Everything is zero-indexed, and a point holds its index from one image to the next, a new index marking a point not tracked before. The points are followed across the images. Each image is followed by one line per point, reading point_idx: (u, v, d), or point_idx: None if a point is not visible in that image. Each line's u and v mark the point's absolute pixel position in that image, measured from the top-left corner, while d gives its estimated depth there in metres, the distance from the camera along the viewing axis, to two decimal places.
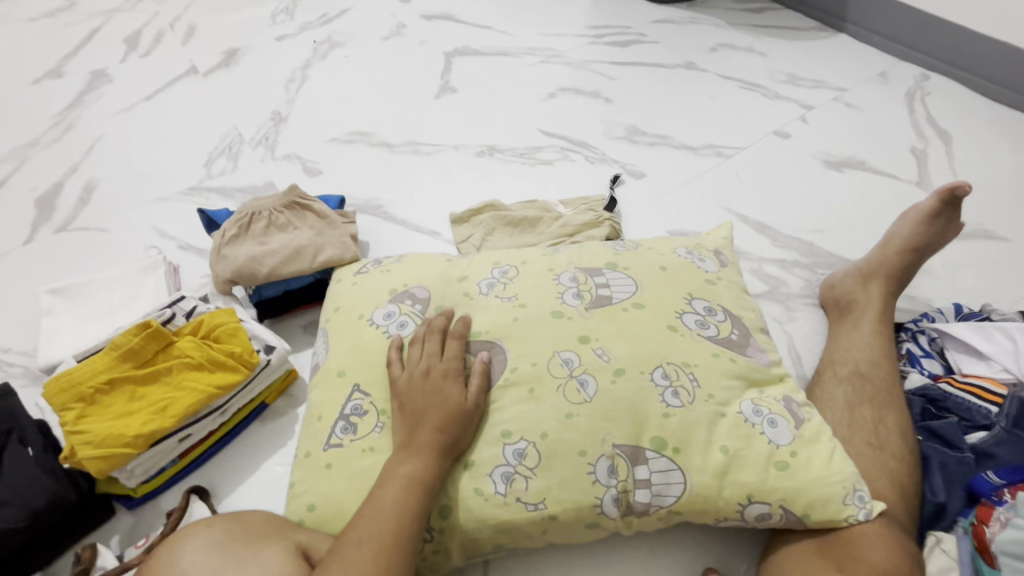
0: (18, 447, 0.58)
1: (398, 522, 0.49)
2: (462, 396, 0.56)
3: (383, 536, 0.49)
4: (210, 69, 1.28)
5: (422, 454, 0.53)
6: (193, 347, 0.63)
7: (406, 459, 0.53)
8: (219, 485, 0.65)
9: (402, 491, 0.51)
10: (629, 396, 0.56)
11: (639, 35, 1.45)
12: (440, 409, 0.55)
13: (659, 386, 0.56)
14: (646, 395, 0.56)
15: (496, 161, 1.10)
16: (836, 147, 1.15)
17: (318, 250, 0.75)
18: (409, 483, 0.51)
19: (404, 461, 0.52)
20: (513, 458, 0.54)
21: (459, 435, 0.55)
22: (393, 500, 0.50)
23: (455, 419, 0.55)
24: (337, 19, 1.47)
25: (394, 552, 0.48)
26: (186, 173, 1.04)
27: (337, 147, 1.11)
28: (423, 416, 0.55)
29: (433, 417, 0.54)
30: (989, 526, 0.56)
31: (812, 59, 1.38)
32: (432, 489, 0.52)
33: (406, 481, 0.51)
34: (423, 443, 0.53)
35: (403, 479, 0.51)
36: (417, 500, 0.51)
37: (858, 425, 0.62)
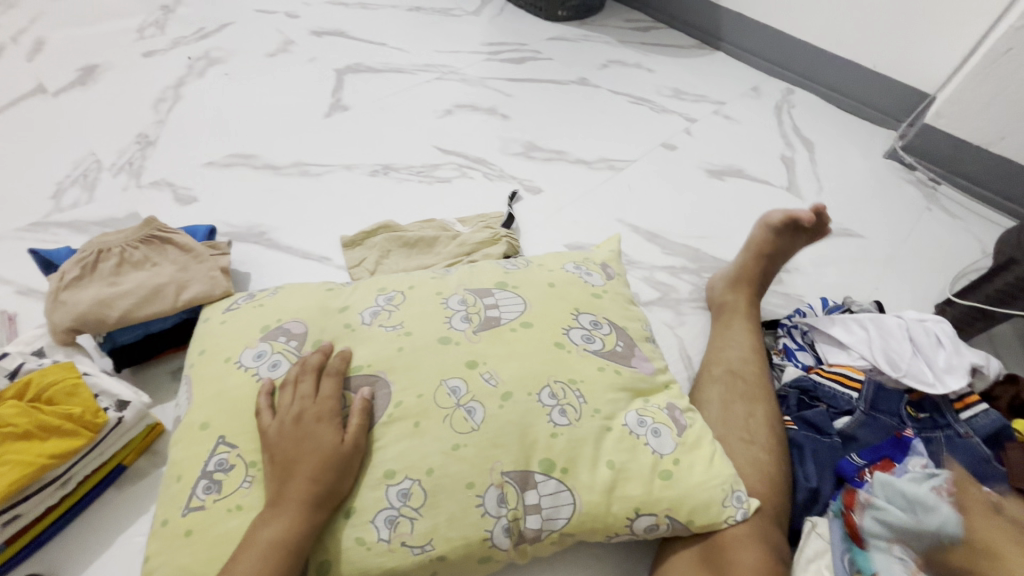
0: None
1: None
2: (338, 442, 0.52)
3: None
4: (62, 88, 1.15)
5: (290, 514, 0.48)
6: (17, 412, 0.53)
7: (271, 521, 0.48)
8: (62, 569, 0.56)
9: (266, 559, 0.46)
10: (516, 418, 0.55)
11: (533, 53, 1.49)
12: (311, 459, 0.50)
13: (545, 405, 0.56)
14: (533, 417, 0.55)
15: (391, 181, 1.07)
16: (716, 157, 1.23)
17: (182, 287, 0.68)
18: (274, 548, 0.47)
19: (268, 525, 0.48)
20: (396, 499, 0.51)
21: (334, 485, 0.50)
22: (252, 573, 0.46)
23: (329, 469, 0.50)
24: (216, 34, 1.37)
25: None
26: (28, 207, 0.91)
27: (215, 171, 1.02)
28: (292, 469, 0.50)
29: (303, 470, 0.50)
30: (853, 512, 0.58)
31: (693, 75, 1.48)
32: (301, 551, 0.48)
33: (270, 547, 0.47)
34: (291, 501, 0.49)
35: (266, 546, 0.47)
36: (283, 567, 0.47)
37: (732, 423, 0.65)
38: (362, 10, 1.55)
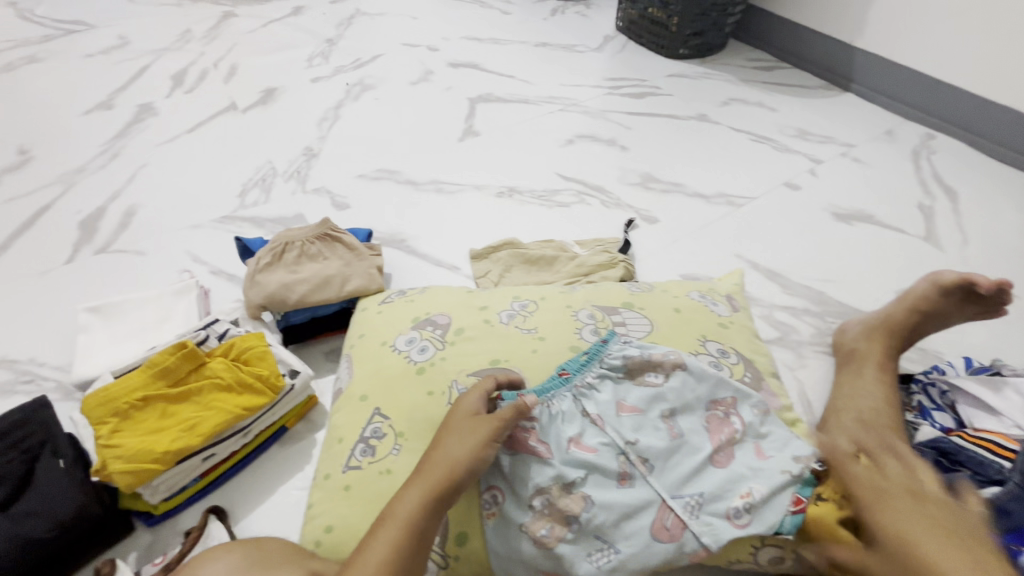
0: (51, 457, 0.59)
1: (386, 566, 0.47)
2: (472, 431, 0.54)
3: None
4: (249, 106, 1.37)
5: (419, 492, 0.50)
6: (224, 368, 0.65)
7: (403, 496, 0.50)
8: (236, 507, 0.66)
9: (395, 532, 0.48)
10: (642, 436, 0.57)
11: (653, 88, 1.53)
12: (445, 443, 0.53)
13: (670, 430, 0.58)
14: (658, 437, 0.57)
15: (515, 203, 1.15)
16: (844, 201, 1.19)
17: (346, 280, 0.79)
18: (402, 521, 0.49)
19: (401, 498, 0.50)
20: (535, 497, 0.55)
21: (461, 471, 0.52)
22: (383, 543, 0.48)
23: (459, 454, 0.52)
24: (369, 64, 1.56)
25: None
26: (221, 203, 1.08)
27: (365, 183, 1.16)
28: (430, 451, 0.53)
29: (439, 452, 0.53)
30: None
31: (820, 116, 1.44)
32: (426, 531, 0.50)
33: (398, 520, 0.49)
34: (424, 478, 0.51)
35: (397, 517, 0.49)
36: (410, 541, 0.48)
37: None
38: (493, 45, 1.69)
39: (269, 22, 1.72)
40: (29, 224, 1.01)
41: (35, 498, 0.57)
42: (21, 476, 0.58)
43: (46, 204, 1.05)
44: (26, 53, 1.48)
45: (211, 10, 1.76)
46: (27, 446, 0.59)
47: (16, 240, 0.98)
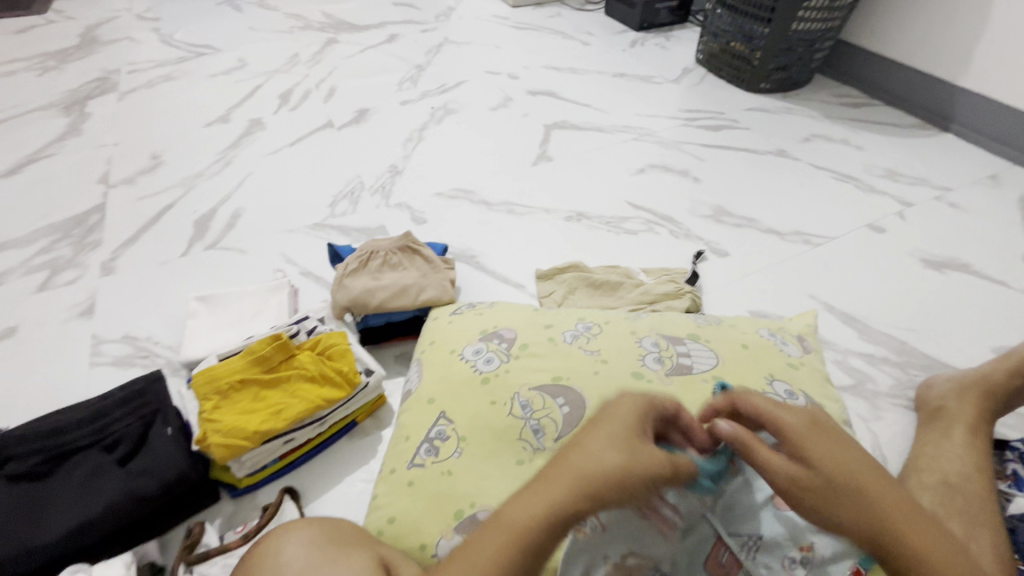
0: (161, 425, 0.67)
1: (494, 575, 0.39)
2: (626, 450, 0.44)
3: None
4: (343, 124, 1.49)
5: (548, 501, 0.41)
6: (310, 361, 0.72)
7: (526, 496, 0.42)
8: (307, 490, 0.71)
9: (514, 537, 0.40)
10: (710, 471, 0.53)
11: (731, 121, 1.52)
12: (591, 455, 0.43)
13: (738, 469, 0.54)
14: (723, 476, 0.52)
15: (583, 227, 1.17)
16: (936, 247, 1.12)
17: (421, 290, 0.85)
18: (521, 528, 0.41)
19: (526, 501, 0.42)
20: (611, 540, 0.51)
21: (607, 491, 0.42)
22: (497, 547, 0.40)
23: (609, 472, 0.42)
24: (453, 89, 1.66)
25: None
26: (314, 211, 1.19)
27: (442, 201, 1.23)
28: (566, 457, 0.44)
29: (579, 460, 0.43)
30: None
31: (911, 157, 1.37)
32: (546, 544, 0.41)
33: (522, 527, 0.41)
34: (556, 487, 0.42)
35: (517, 523, 0.41)
36: (526, 558, 0.40)
37: None
38: (572, 74, 1.74)
39: (366, 48, 1.88)
40: (153, 219, 1.15)
41: (146, 458, 0.64)
42: (136, 439, 0.66)
43: (170, 202, 1.20)
44: (163, 71, 1.70)
45: (317, 37, 1.94)
46: (143, 412, 0.68)
47: (144, 232, 1.12)
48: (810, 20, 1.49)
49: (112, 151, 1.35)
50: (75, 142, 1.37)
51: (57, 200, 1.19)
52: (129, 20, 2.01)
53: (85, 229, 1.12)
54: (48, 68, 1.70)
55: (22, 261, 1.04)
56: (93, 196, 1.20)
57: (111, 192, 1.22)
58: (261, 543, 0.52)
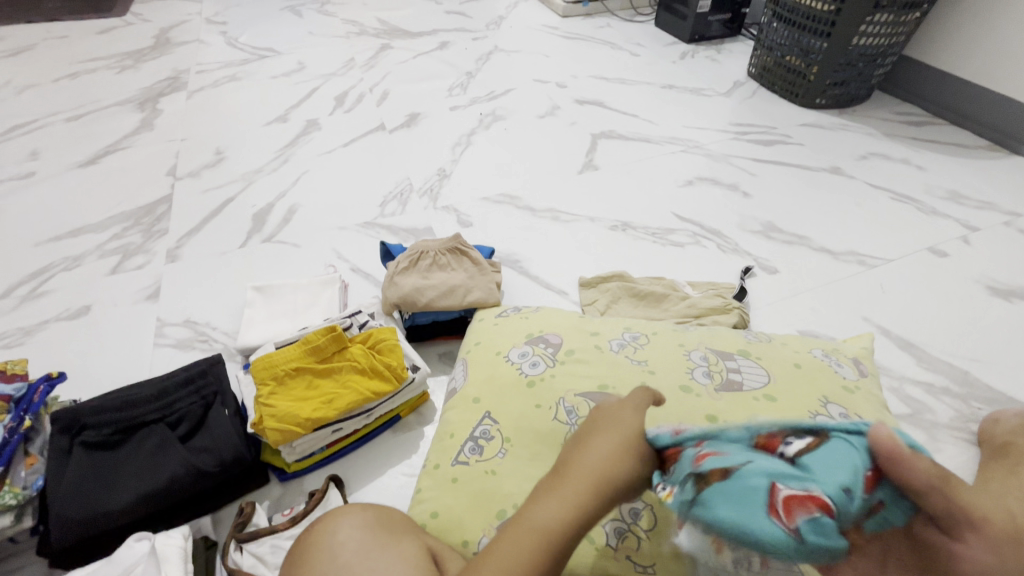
0: (220, 406, 0.70)
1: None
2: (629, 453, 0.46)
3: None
4: (395, 127, 1.53)
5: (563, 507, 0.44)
6: (361, 354, 0.74)
7: (542, 504, 0.44)
8: (351, 479, 0.73)
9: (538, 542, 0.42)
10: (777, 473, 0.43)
11: (783, 136, 1.49)
12: (596, 456, 0.46)
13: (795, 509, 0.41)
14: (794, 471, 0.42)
15: (628, 237, 1.17)
16: (1003, 275, 1.06)
17: (468, 291, 0.86)
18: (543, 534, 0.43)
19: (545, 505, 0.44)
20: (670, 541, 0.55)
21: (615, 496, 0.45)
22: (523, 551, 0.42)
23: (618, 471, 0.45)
24: (502, 97, 1.69)
25: None
26: (364, 209, 1.23)
27: (488, 206, 1.25)
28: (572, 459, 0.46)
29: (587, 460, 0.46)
30: None
31: (978, 179, 1.31)
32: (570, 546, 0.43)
33: (544, 531, 0.43)
34: (569, 488, 0.44)
35: (541, 528, 0.43)
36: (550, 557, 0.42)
37: None
38: (620, 84, 1.75)
39: (419, 54, 1.93)
40: (215, 211, 1.21)
41: (206, 436, 0.67)
42: (197, 418, 0.69)
43: (231, 196, 1.26)
44: (229, 72, 1.79)
45: (372, 42, 2.00)
46: (205, 393, 0.71)
47: (207, 223, 1.18)
48: (872, 36, 1.44)
49: (179, 146, 1.43)
50: (148, 136, 1.46)
51: (130, 189, 1.27)
52: (199, 24, 2.13)
53: (154, 217, 1.19)
54: (126, 67, 1.81)
55: (96, 245, 1.11)
56: (161, 187, 1.28)
57: (178, 184, 1.29)
58: (320, 523, 0.54)
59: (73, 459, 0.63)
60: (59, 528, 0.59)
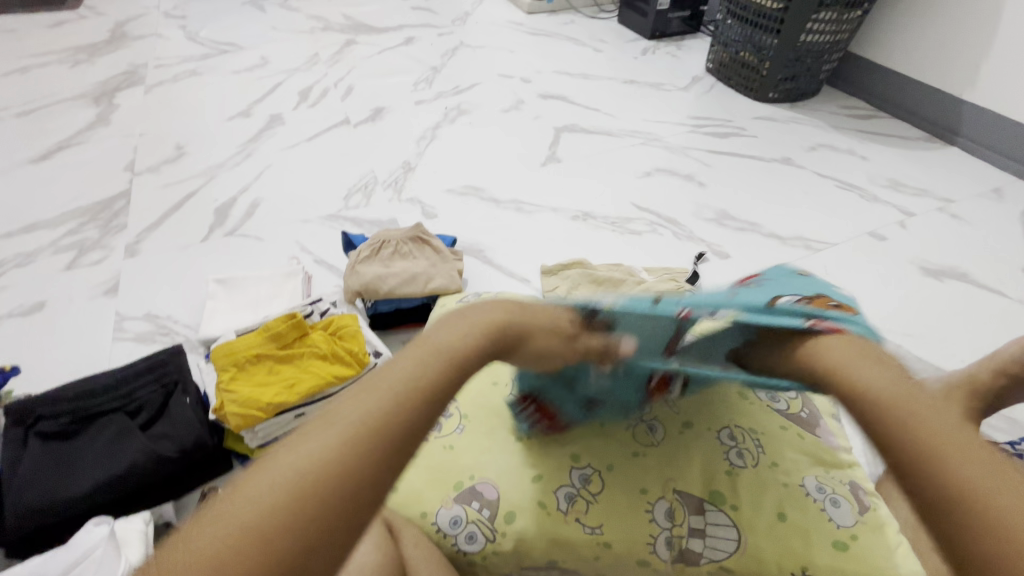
0: (181, 394, 0.71)
1: (374, 432, 0.41)
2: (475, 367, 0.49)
3: (417, 371, 0.45)
4: (359, 121, 1.53)
5: (416, 368, 0.46)
6: (323, 340, 0.76)
7: (460, 327, 0.50)
8: None
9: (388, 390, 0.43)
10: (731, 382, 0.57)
11: (738, 129, 1.55)
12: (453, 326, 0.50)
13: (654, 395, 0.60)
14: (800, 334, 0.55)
15: (588, 226, 1.21)
16: (935, 256, 1.14)
17: (430, 278, 0.89)
18: (451, 361, 0.47)
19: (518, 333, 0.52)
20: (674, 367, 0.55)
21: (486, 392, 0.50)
22: (464, 346, 0.49)
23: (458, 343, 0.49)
24: (467, 91, 1.70)
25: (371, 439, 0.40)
26: (329, 202, 1.23)
27: (453, 197, 1.27)
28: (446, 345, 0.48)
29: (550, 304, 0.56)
30: None
31: (916, 168, 1.40)
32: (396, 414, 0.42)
33: (455, 355, 0.48)
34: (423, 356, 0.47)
35: (398, 381, 0.44)
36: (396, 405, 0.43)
37: None
38: (583, 80, 1.78)
39: (384, 49, 1.93)
40: (175, 206, 1.20)
41: (167, 424, 0.68)
42: (158, 406, 0.69)
43: (192, 190, 1.25)
44: (188, 67, 1.76)
45: (336, 38, 1.99)
46: (165, 381, 0.71)
47: (167, 219, 1.16)
48: (818, 32, 1.52)
49: (138, 141, 1.40)
50: (103, 132, 1.43)
51: (86, 185, 1.24)
52: (157, 18, 2.08)
53: (111, 213, 1.17)
54: (79, 61, 1.76)
55: (51, 241, 1.09)
56: (118, 183, 1.25)
57: (137, 179, 1.27)
58: None
59: (29, 449, 0.64)
60: (16, 518, 0.59)
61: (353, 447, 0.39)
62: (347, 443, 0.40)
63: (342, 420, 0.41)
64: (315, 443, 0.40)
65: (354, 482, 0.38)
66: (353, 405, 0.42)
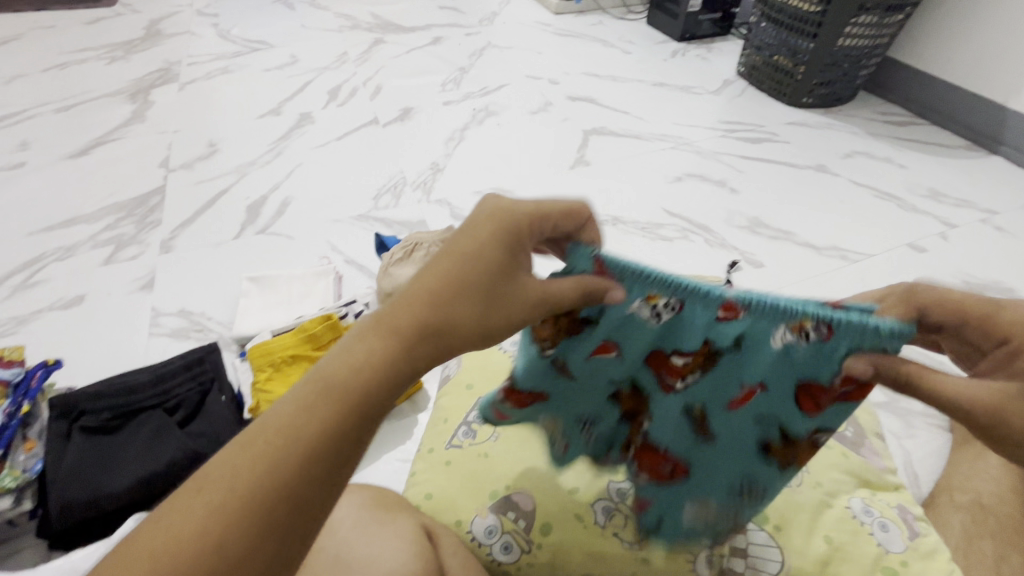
0: (217, 393, 0.72)
1: (230, 515, 0.30)
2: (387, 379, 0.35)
3: (295, 421, 0.33)
4: (388, 121, 1.54)
5: (293, 413, 0.33)
6: None
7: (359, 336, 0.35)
8: None
9: (254, 451, 0.32)
10: (762, 327, 0.41)
11: (771, 134, 1.52)
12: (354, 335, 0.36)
13: (665, 375, 0.48)
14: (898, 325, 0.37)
15: (618, 231, 1.19)
16: (978, 270, 1.10)
17: None
18: (338, 396, 0.34)
19: (454, 308, 0.37)
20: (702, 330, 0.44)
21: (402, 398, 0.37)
22: (369, 351, 0.35)
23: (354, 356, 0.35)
24: (495, 92, 1.70)
25: (227, 529, 0.30)
26: (359, 202, 1.24)
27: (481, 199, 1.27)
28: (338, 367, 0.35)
29: (496, 216, 0.39)
30: None
31: (957, 178, 1.35)
32: (265, 483, 0.31)
33: (346, 382, 0.34)
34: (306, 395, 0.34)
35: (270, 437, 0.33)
36: (260, 474, 0.31)
37: (974, 555, 0.61)
38: (612, 82, 1.77)
39: (412, 49, 1.93)
40: (208, 203, 1.21)
41: (204, 421, 0.69)
42: (195, 404, 0.71)
43: (224, 187, 1.26)
44: (221, 64, 1.78)
45: (365, 37, 2.00)
46: (202, 379, 0.72)
47: (200, 215, 1.18)
48: (856, 37, 1.48)
49: (172, 138, 1.42)
50: (139, 128, 1.45)
51: (122, 180, 1.27)
52: (190, 15, 2.11)
53: (147, 209, 1.19)
54: (116, 58, 1.80)
55: (89, 236, 1.11)
56: (154, 178, 1.28)
57: (171, 176, 1.29)
58: None
59: (72, 444, 0.65)
60: (58, 511, 0.60)
61: (238, 523, 0.30)
62: (207, 520, 0.30)
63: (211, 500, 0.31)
64: (165, 528, 0.30)
65: (263, 559, 0.30)
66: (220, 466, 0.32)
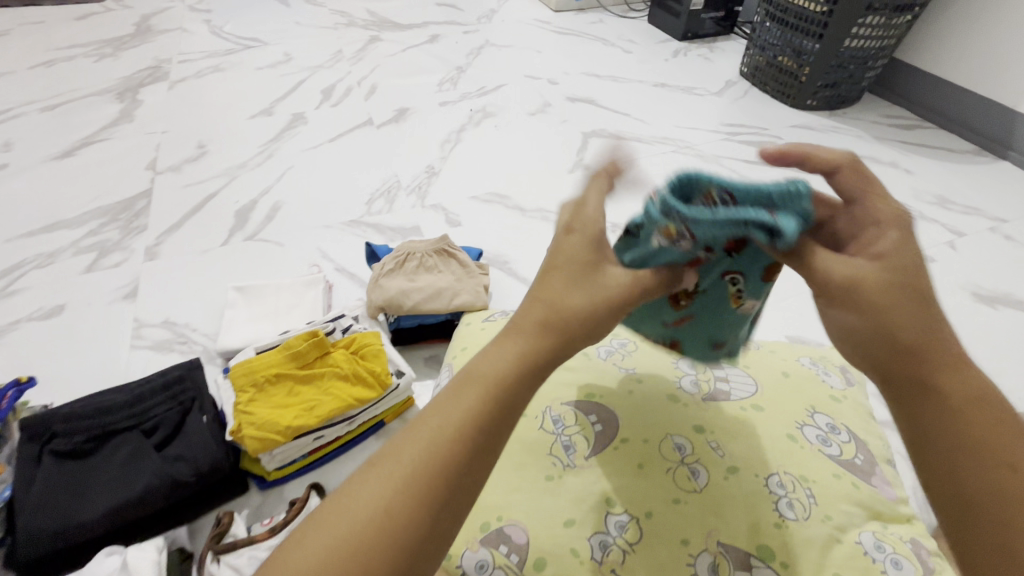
0: (198, 413, 0.68)
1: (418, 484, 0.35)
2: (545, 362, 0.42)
3: (474, 406, 0.38)
4: (383, 122, 1.50)
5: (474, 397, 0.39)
6: (344, 360, 0.73)
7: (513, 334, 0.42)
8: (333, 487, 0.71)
9: (447, 428, 0.38)
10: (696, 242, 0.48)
11: (774, 138, 1.48)
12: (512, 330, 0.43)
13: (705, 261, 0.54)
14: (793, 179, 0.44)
15: None
16: (988, 281, 1.07)
17: (455, 294, 0.85)
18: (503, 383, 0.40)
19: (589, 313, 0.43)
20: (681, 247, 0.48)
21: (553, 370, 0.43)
22: (520, 349, 0.41)
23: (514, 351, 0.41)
24: (492, 92, 1.66)
25: (417, 493, 0.35)
26: (351, 207, 1.20)
27: (477, 205, 1.23)
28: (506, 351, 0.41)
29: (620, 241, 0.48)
30: None
31: (965, 184, 1.32)
32: (456, 456, 0.37)
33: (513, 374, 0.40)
34: (484, 378, 0.40)
35: (458, 417, 0.38)
36: (452, 451, 0.37)
37: None
38: (612, 82, 1.73)
39: (408, 47, 1.89)
40: (196, 207, 1.18)
41: (183, 444, 0.65)
42: (174, 425, 0.67)
43: (213, 191, 1.22)
44: (212, 62, 1.74)
45: (360, 35, 1.96)
46: (182, 399, 0.69)
47: (187, 220, 1.14)
48: (863, 38, 1.44)
49: (160, 138, 1.38)
50: (126, 128, 1.41)
51: (108, 183, 1.23)
52: (182, 12, 2.07)
53: (132, 213, 1.15)
54: (105, 55, 1.76)
55: (71, 241, 1.08)
56: (140, 181, 1.24)
57: (158, 179, 1.25)
58: None
59: (42, 467, 0.61)
60: (25, 541, 0.57)
61: (430, 488, 0.35)
62: (397, 488, 0.35)
63: (401, 462, 0.36)
64: (369, 490, 0.36)
65: (425, 521, 0.35)
66: (412, 439, 0.37)
